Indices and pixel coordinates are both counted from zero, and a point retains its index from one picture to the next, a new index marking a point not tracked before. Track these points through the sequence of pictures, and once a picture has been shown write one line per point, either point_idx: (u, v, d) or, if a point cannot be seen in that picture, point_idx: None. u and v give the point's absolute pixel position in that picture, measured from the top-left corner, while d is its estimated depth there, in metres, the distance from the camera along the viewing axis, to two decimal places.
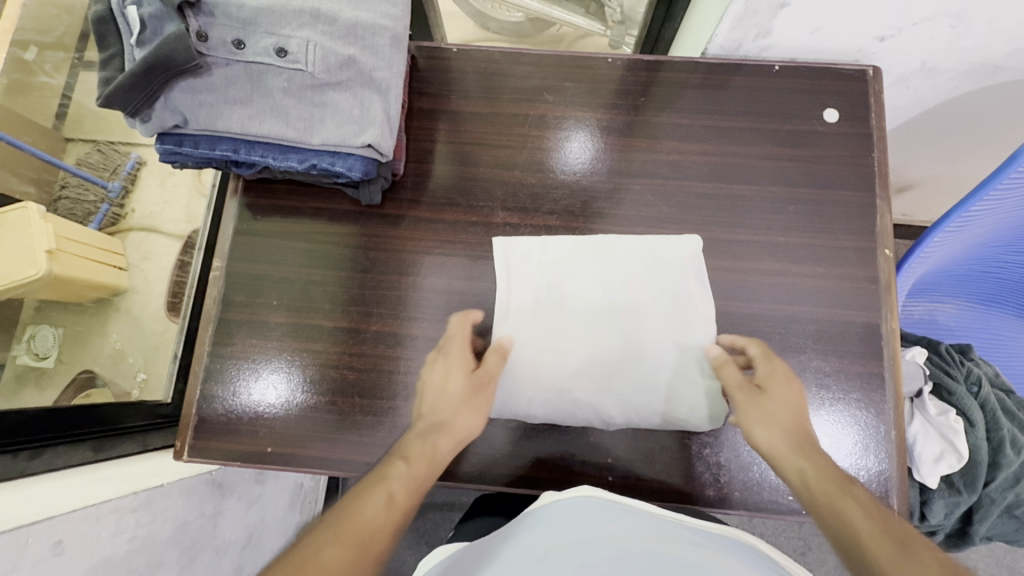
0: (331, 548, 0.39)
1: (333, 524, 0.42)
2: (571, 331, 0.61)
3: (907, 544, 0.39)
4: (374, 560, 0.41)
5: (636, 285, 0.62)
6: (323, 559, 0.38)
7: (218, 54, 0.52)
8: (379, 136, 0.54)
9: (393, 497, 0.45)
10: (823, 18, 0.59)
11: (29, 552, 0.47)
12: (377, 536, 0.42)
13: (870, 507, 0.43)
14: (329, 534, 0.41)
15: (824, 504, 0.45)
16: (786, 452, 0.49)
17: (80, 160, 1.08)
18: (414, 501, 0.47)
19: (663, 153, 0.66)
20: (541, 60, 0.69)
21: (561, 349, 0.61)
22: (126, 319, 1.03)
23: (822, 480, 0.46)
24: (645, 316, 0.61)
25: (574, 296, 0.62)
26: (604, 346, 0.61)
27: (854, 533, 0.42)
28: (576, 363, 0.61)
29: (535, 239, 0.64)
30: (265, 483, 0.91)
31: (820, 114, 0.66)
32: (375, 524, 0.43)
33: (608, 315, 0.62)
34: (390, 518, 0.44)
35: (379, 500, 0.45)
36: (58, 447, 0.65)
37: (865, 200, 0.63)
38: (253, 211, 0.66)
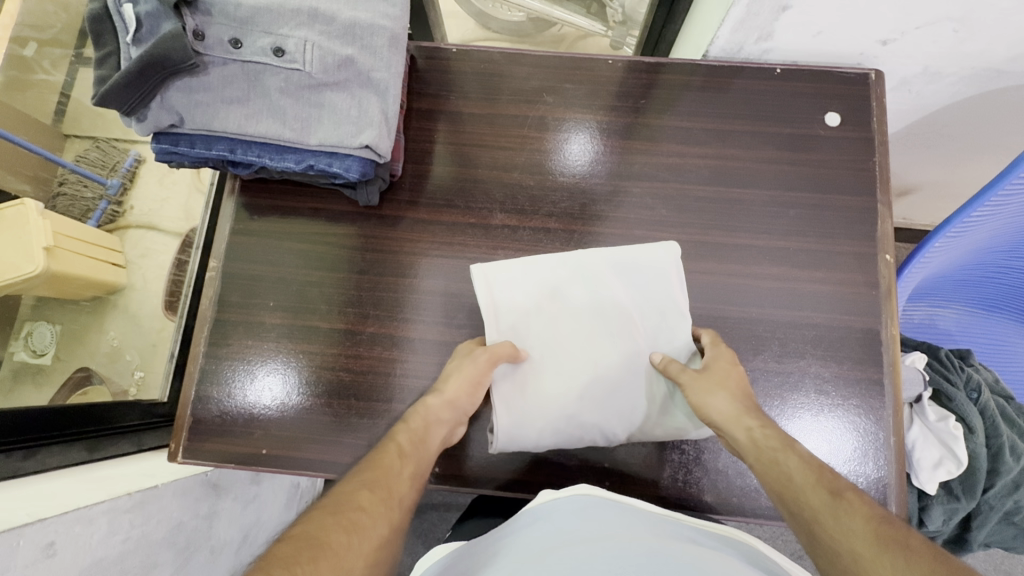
0: (363, 491, 0.46)
1: (361, 473, 0.48)
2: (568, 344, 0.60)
3: (838, 493, 0.43)
4: (399, 503, 0.47)
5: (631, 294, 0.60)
6: (358, 501, 0.45)
7: (215, 53, 0.52)
8: (377, 137, 0.53)
9: (403, 451, 0.51)
10: (826, 21, 0.58)
11: (22, 553, 0.47)
12: (398, 483, 0.48)
13: (808, 462, 0.47)
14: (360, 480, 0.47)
15: (768, 461, 0.48)
16: (733, 416, 0.51)
17: (79, 157, 1.08)
18: (421, 454, 0.52)
19: (663, 156, 0.66)
20: (541, 61, 0.69)
21: (562, 363, 0.59)
22: (123, 317, 1.03)
23: (769, 439, 0.49)
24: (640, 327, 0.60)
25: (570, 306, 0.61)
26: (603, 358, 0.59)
27: (795, 488, 0.45)
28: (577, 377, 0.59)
29: (517, 264, 0.61)
30: (260, 483, 0.91)
31: (822, 118, 0.65)
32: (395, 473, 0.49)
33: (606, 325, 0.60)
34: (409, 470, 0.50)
35: (393, 453, 0.50)
36: (52, 446, 0.64)
37: (866, 205, 0.62)
38: (250, 210, 0.65)
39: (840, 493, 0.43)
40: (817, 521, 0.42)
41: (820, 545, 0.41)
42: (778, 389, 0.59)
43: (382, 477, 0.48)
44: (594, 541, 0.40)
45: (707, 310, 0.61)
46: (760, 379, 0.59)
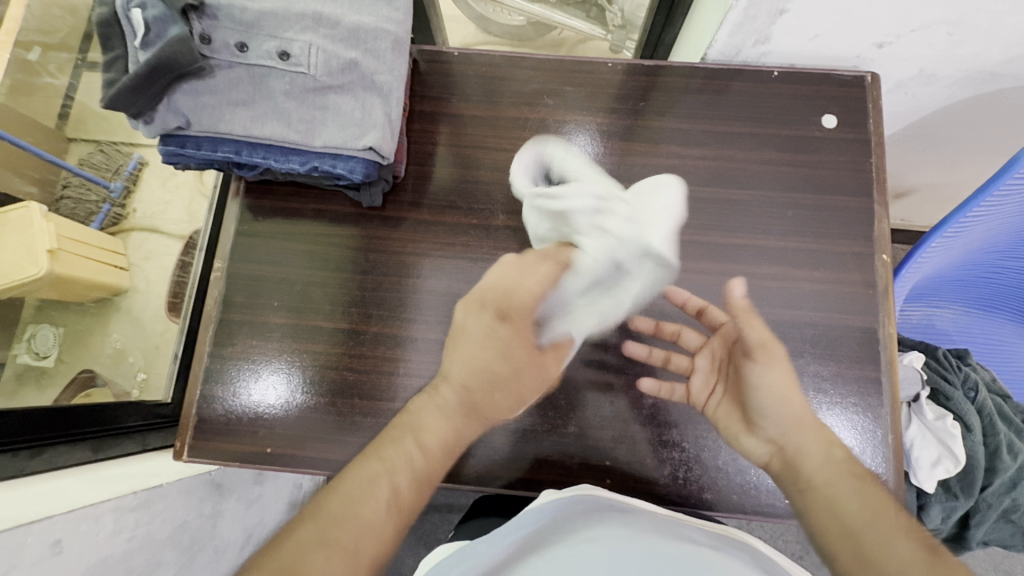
0: (330, 534, 0.42)
1: (328, 508, 0.44)
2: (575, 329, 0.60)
3: (865, 488, 0.46)
4: (373, 548, 0.43)
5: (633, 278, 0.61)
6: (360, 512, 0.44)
7: (221, 57, 0.53)
8: (380, 139, 0.54)
9: (393, 489, 0.46)
10: (822, 25, 0.59)
11: (30, 550, 0.47)
12: (374, 526, 0.44)
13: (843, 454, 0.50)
14: (326, 519, 0.43)
15: (835, 497, 0.46)
16: (785, 394, 0.54)
17: (83, 160, 1.09)
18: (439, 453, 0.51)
19: (663, 157, 0.67)
20: (542, 65, 0.70)
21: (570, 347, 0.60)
22: (126, 319, 1.04)
23: (837, 472, 0.48)
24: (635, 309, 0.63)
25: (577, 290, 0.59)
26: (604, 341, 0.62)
27: (867, 528, 0.43)
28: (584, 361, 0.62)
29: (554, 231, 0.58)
30: (264, 484, 0.91)
31: (819, 120, 0.66)
32: (375, 513, 0.45)
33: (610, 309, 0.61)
34: (391, 509, 0.45)
35: (378, 491, 0.46)
36: (58, 445, 0.65)
37: (863, 205, 0.63)
38: (254, 212, 0.66)
39: (934, 548, 0.39)
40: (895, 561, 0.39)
41: (832, 527, 0.45)
42: None
43: (359, 513, 0.44)
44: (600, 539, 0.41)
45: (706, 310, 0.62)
46: None
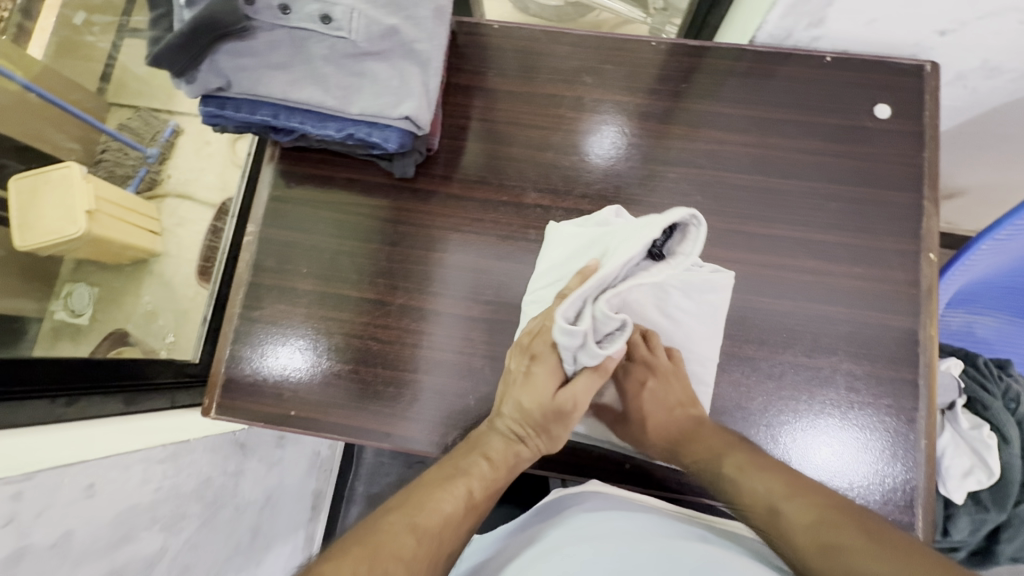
0: (409, 539, 0.42)
1: (410, 513, 0.44)
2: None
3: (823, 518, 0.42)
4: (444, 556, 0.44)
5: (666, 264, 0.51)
6: (387, 523, 0.43)
7: (263, 18, 0.52)
8: (417, 108, 0.53)
9: (472, 500, 0.48)
10: (881, 9, 0.56)
11: (65, 491, 0.49)
12: (449, 532, 0.45)
13: (788, 483, 0.47)
14: (408, 523, 0.43)
15: (749, 492, 0.47)
16: (707, 446, 0.53)
17: (122, 125, 1.13)
18: (471, 471, 0.49)
19: (702, 142, 0.65)
20: (583, 41, 0.68)
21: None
22: (158, 282, 1.05)
23: (744, 462, 0.50)
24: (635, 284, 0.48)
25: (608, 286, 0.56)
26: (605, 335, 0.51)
27: (778, 513, 0.44)
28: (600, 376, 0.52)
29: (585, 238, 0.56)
30: (285, 448, 0.93)
31: (871, 109, 0.63)
32: (447, 516, 0.45)
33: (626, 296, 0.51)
34: (464, 516, 0.46)
35: (457, 495, 0.47)
36: (93, 397, 0.67)
37: (912, 201, 0.61)
38: (287, 178, 0.67)
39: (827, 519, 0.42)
40: (803, 544, 0.41)
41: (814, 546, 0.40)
42: (806, 384, 0.58)
43: (416, 504, 0.45)
44: (614, 535, 0.42)
45: (738, 300, 0.60)
46: (788, 373, 0.58)
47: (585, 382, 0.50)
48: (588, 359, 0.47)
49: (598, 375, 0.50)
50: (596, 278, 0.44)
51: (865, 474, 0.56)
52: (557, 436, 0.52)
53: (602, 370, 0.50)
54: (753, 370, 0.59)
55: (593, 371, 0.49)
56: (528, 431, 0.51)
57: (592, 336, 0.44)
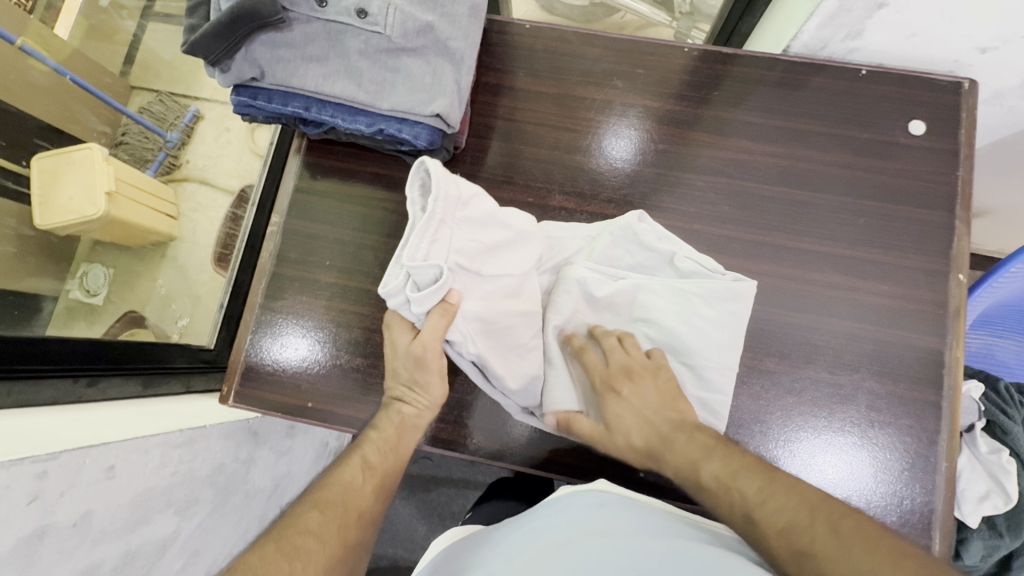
0: (313, 512, 0.48)
1: (316, 494, 0.50)
2: (499, 288, 0.53)
3: (791, 523, 0.41)
4: (357, 517, 0.50)
5: (677, 263, 0.57)
6: (300, 512, 0.48)
7: (301, 10, 0.53)
8: (448, 106, 0.53)
9: (368, 463, 0.53)
10: (923, 23, 0.55)
11: (87, 472, 0.50)
12: (355, 498, 0.51)
13: (764, 483, 0.45)
14: (313, 501, 0.49)
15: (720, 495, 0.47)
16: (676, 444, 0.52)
17: (143, 108, 1.14)
18: (364, 445, 0.54)
19: (731, 151, 0.64)
20: (614, 44, 0.68)
21: (512, 329, 0.54)
22: (172, 266, 1.06)
23: (714, 468, 0.49)
24: (443, 218, 0.49)
25: (507, 235, 0.54)
26: (466, 279, 0.51)
27: (753, 520, 0.44)
28: (464, 325, 0.50)
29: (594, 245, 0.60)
30: (295, 437, 0.94)
31: (905, 125, 0.62)
32: (349, 492, 0.51)
33: (471, 233, 0.51)
34: (365, 483, 0.52)
35: (353, 468, 0.52)
36: (113, 378, 0.67)
37: (944, 220, 0.60)
38: (313, 170, 0.67)
39: (795, 525, 0.41)
40: (774, 551, 0.41)
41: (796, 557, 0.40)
42: (827, 401, 0.57)
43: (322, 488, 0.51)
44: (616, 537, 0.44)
45: (762, 312, 0.60)
46: (809, 388, 0.58)
47: (430, 326, 0.49)
48: (417, 309, 0.48)
49: (444, 315, 0.49)
50: (402, 241, 0.49)
51: (884, 496, 0.56)
52: (430, 389, 0.55)
53: (446, 309, 0.49)
54: (774, 383, 0.58)
55: (438, 313, 0.49)
56: (400, 387, 0.56)
57: (409, 288, 0.47)
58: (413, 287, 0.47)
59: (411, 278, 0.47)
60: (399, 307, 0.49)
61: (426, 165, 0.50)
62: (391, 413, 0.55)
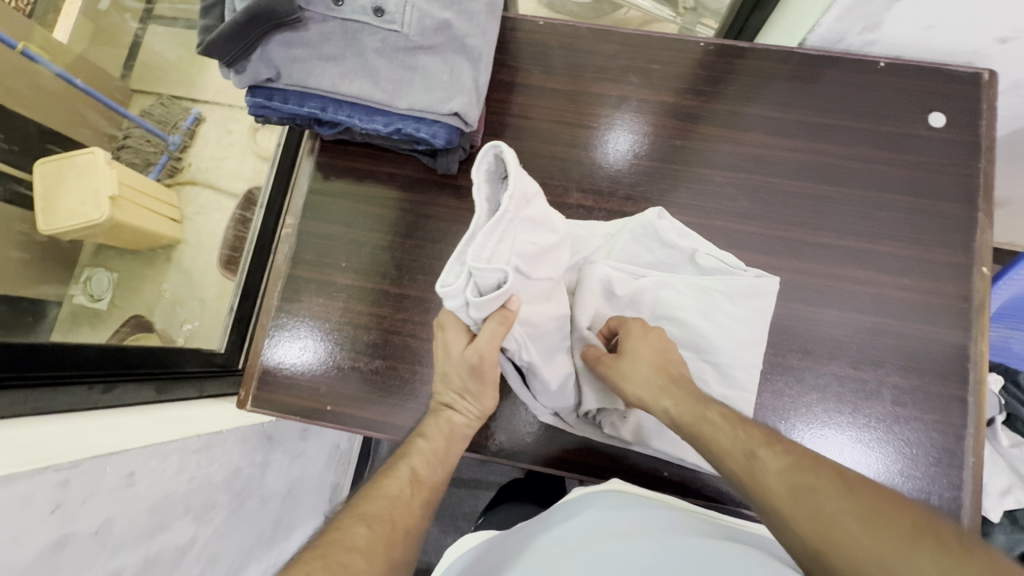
0: (361, 527, 0.45)
1: (361, 506, 0.47)
2: (543, 291, 0.50)
3: (801, 466, 0.41)
4: (404, 534, 0.46)
5: (698, 260, 0.57)
6: (346, 526, 0.45)
7: (316, 9, 0.52)
8: (467, 104, 0.53)
9: (416, 475, 0.50)
10: (944, 14, 0.54)
11: (107, 479, 0.49)
12: (403, 513, 0.47)
13: (764, 436, 0.45)
14: (358, 514, 0.46)
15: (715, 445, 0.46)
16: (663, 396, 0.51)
17: (145, 112, 1.13)
18: (413, 453, 0.52)
19: (749, 146, 0.64)
20: (629, 40, 0.67)
21: (554, 333, 0.52)
22: (178, 270, 1.05)
23: (713, 420, 0.47)
24: (514, 217, 0.42)
25: (556, 239, 0.51)
26: (519, 283, 0.45)
27: (752, 465, 0.43)
28: (517, 331, 0.47)
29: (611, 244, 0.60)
30: (308, 440, 0.93)
31: (925, 118, 0.62)
32: (398, 505, 0.47)
33: (531, 235, 0.47)
34: (411, 495, 0.49)
35: (401, 478, 0.50)
36: (127, 384, 0.67)
37: (966, 212, 0.59)
38: (327, 171, 0.66)
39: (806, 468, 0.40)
40: (773, 494, 0.40)
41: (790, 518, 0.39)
42: (852, 397, 0.57)
43: (368, 498, 0.48)
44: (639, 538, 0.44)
45: (784, 308, 0.59)
46: (833, 384, 0.57)
47: (487, 336, 0.44)
48: (474, 314, 0.41)
49: (502, 325, 0.43)
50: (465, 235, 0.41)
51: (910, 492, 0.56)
52: (482, 399, 0.53)
53: (505, 317, 0.43)
54: (797, 380, 0.58)
55: (496, 322, 0.43)
56: (452, 395, 0.54)
57: (471, 292, 0.40)
58: (475, 291, 0.40)
59: (473, 281, 0.39)
60: (455, 309, 0.42)
61: (501, 149, 0.42)
62: (442, 422, 0.54)
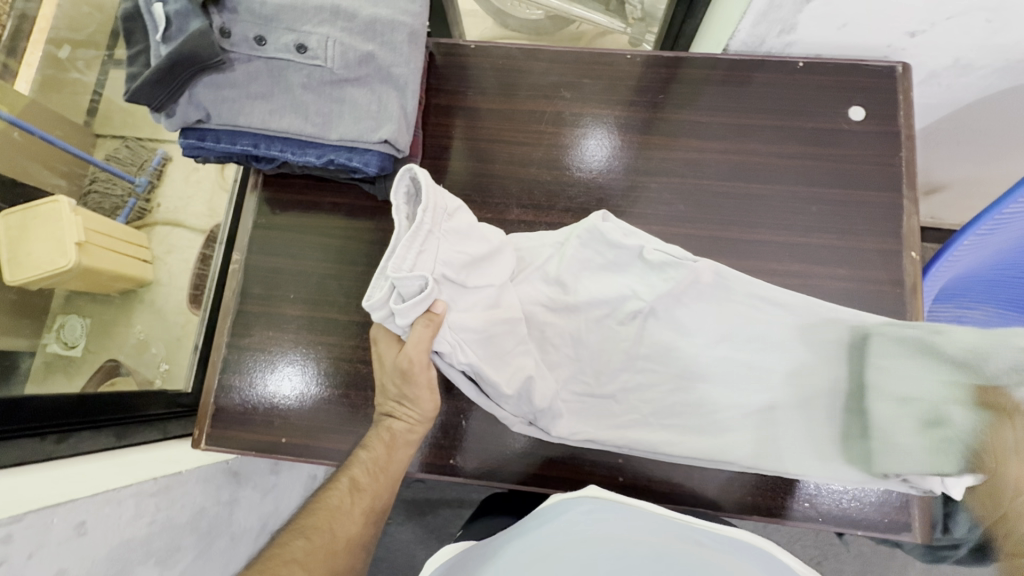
0: (299, 540, 0.49)
1: (303, 520, 0.51)
2: (482, 300, 0.52)
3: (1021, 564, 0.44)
4: (344, 545, 0.50)
5: (647, 257, 0.56)
6: (292, 551, 0.48)
7: (240, 50, 0.53)
8: (396, 132, 0.54)
9: (356, 485, 0.52)
10: (850, 14, 0.56)
11: (56, 531, 0.49)
12: (343, 522, 0.51)
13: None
14: (300, 528, 0.50)
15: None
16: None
17: (109, 156, 1.12)
18: (354, 466, 0.53)
19: (683, 151, 0.65)
20: (560, 57, 0.69)
21: (501, 338, 0.53)
22: (150, 311, 1.05)
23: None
24: (433, 229, 0.49)
25: (489, 248, 0.54)
26: (453, 291, 0.50)
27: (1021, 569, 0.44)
28: (452, 335, 0.49)
29: (555, 245, 0.60)
30: (279, 473, 0.92)
31: (846, 112, 0.64)
32: (339, 520, 0.50)
33: (457, 245, 0.51)
34: (353, 505, 0.51)
35: (342, 489, 0.52)
36: (83, 432, 0.66)
37: (891, 200, 0.61)
38: (272, 205, 0.67)
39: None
40: None
41: None
42: None
43: (311, 514, 0.51)
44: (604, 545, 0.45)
45: None
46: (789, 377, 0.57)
47: (414, 339, 0.48)
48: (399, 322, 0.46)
49: (428, 327, 0.47)
50: (388, 252, 0.48)
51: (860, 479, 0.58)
52: (419, 402, 0.53)
53: (431, 320, 0.47)
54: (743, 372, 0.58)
55: (420, 323, 0.47)
56: (390, 402, 0.55)
57: (393, 300, 0.46)
58: (397, 299, 0.46)
59: (396, 290, 0.46)
60: (386, 321, 0.48)
61: (415, 170, 0.49)
62: (381, 428, 0.54)
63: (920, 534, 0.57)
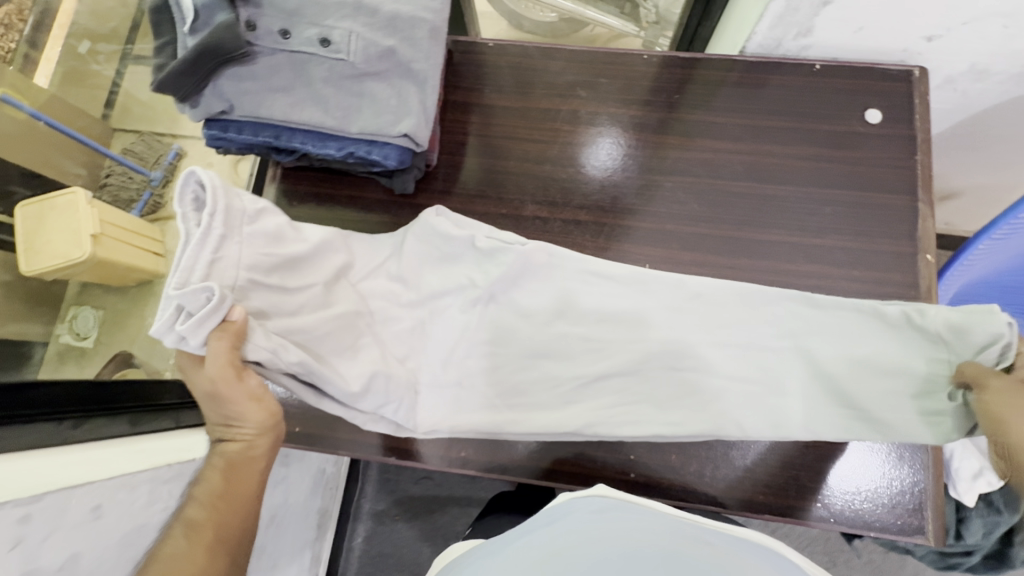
0: None
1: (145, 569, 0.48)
2: (309, 300, 0.52)
3: None
4: None
5: (478, 244, 0.58)
6: None
7: (264, 43, 0.54)
8: (414, 126, 0.55)
9: (194, 523, 0.50)
10: (866, 17, 0.57)
11: (71, 513, 0.50)
12: (183, 566, 0.48)
13: None
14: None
15: None
16: None
17: (126, 149, 1.14)
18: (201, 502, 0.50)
19: (698, 151, 0.66)
20: (575, 57, 0.70)
21: (330, 336, 0.53)
22: (163, 303, 1.06)
23: None
24: (229, 233, 0.47)
25: (304, 247, 0.53)
26: (267, 295, 0.49)
27: None
28: (265, 340, 0.47)
29: (428, 240, 0.61)
30: (290, 466, 0.91)
31: (861, 115, 0.64)
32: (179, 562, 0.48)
33: (265, 248, 0.49)
34: (199, 544, 0.49)
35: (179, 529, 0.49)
36: (100, 418, 0.67)
37: (906, 203, 0.61)
38: (291, 197, 0.68)
39: None
40: None
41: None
42: None
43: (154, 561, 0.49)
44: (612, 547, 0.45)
45: None
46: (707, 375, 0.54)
47: (210, 357, 0.45)
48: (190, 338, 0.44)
49: (223, 338, 0.45)
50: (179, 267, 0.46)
51: (872, 482, 0.58)
52: (248, 419, 0.51)
53: (227, 329, 0.45)
54: None
55: (215, 336, 0.45)
56: (219, 427, 0.53)
57: (179, 320, 0.45)
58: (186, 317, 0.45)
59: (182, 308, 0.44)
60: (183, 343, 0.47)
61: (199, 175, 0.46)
62: (216, 457, 0.53)
63: (935, 539, 0.56)
